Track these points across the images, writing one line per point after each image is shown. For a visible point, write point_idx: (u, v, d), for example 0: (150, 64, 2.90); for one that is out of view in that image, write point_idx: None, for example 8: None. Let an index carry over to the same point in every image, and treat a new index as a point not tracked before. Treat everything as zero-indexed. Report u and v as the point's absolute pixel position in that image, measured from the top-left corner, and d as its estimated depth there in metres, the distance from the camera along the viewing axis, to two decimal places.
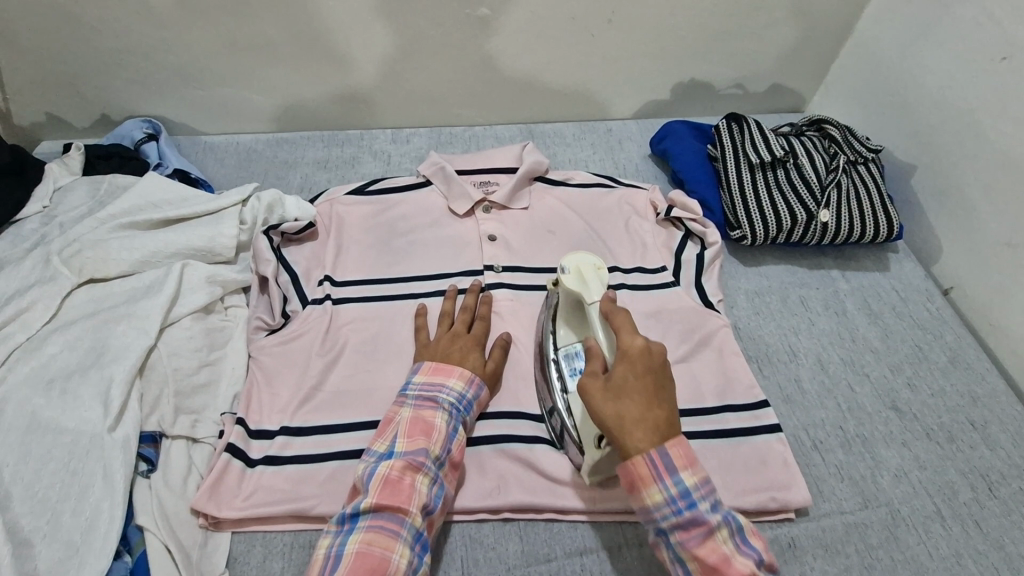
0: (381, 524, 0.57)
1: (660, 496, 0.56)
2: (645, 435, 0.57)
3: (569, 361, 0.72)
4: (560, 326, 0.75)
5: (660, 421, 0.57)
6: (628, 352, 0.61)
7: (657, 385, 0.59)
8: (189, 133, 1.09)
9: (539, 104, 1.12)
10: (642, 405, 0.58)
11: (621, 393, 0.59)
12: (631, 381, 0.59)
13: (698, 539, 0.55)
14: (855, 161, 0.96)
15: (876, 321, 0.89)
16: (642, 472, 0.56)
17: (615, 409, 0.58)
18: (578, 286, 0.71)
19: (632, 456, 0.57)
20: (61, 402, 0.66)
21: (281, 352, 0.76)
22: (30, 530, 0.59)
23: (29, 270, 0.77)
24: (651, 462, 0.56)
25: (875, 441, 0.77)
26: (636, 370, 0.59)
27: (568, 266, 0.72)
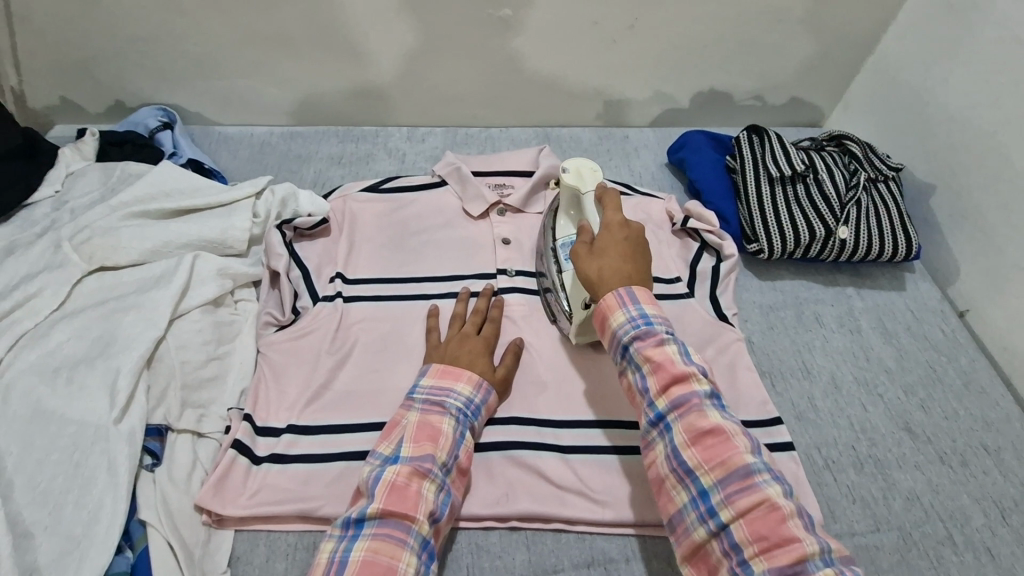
0: (388, 532, 0.55)
1: (625, 320, 0.63)
2: (619, 280, 0.66)
3: (565, 247, 0.80)
4: (560, 218, 0.82)
5: (632, 273, 0.67)
6: (611, 223, 0.70)
7: (633, 250, 0.69)
8: (203, 124, 1.08)
9: (557, 108, 1.11)
10: (619, 257, 0.67)
11: (604, 251, 0.68)
12: (611, 246, 0.69)
13: (738, 478, 0.54)
14: (875, 179, 0.95)
15: (890, 341, 0.88)
16: (610, 304, 0.64)
17: (597, 264, 0.67)
18: (576, 183, 0.79)
19: (604, 295, 0.66)
20: (67, 391, 0.65)
21: (290, 349, 0.75)
22: (31, 522, 0.57)
23: (39, 256, 0.76)
24: (619, 296, 0.64)
25: (888, 463, 0.76)
26: (618, 238, 0.69)
27: (568, 167, 0.80)
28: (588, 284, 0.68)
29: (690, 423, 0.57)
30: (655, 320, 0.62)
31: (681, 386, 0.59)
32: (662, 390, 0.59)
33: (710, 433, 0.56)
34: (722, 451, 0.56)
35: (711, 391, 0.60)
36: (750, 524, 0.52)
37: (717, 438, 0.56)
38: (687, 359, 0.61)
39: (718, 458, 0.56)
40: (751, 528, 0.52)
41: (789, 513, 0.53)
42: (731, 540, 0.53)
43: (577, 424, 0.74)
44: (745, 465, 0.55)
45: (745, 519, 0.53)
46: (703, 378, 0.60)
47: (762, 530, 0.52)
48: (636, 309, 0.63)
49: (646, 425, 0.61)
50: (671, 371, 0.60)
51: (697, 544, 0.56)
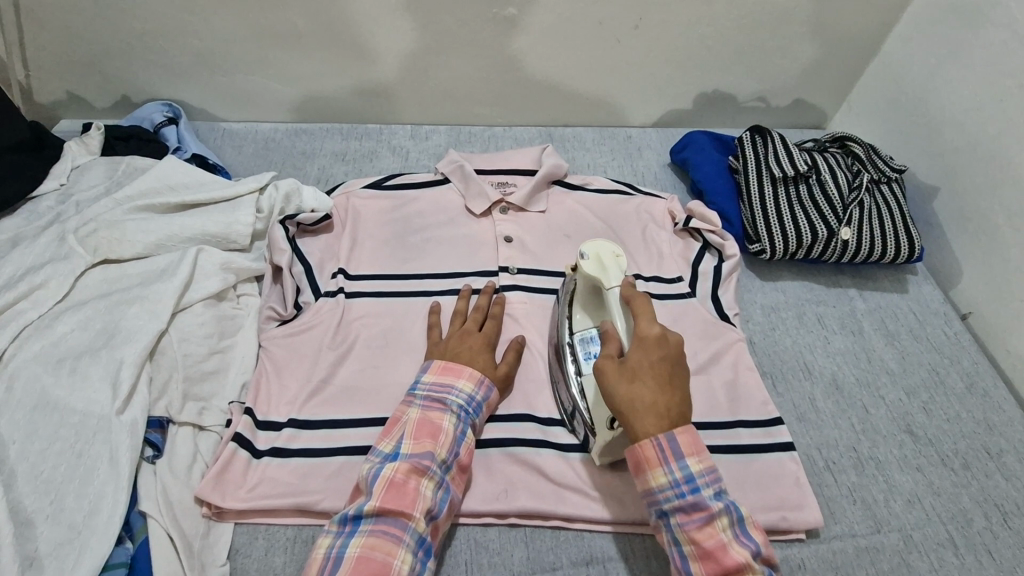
0: (384, 529, 0.56)
1: (664, 479, 0.56)
2: (655, 421, 0.57)
3: (584, 346, 0.72)
4: (577, 310, 0.74)
5: (672, 408, 0.58)
6: (645, 339, 0.61)
7: (671, 372, 0.59)
8: (208, 119, 1.08)
9: (560, 107, 1.11)
10: (655, 388, 0.58)
11: (636, 377, 0.59)
12: (644, 370, 0.59)
13: None
14: (878, 181, 0.95)
15: (892, 343, 0.88)
16: (649, 455, 0.57)
17: (628, 393, 0.59)
18: (597, 273, 0.70)
19: (641, 440, 0.57)
20: (69, 382, 0.65)
21: (291, 343, 0.75)
22: (32, 510, 0.58)
23: (44, 247, 0.76)
24: (659, 446, 0.57)
25: (889, 464, 0.76)
26: (652, 360, 0.59)
27: (588, 252, 0.70)
28: (618, 413, 0.59)
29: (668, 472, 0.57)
30: (699, 481, 0.56)
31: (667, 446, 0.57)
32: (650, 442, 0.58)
33: (684, 487, 0.56)
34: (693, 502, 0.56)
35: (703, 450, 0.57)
36: None
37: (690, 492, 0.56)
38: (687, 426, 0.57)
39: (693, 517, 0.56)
40: None
41: None
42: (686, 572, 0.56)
43: None
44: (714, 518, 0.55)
45: None
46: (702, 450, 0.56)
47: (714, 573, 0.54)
48: (679, 468, 0.56)
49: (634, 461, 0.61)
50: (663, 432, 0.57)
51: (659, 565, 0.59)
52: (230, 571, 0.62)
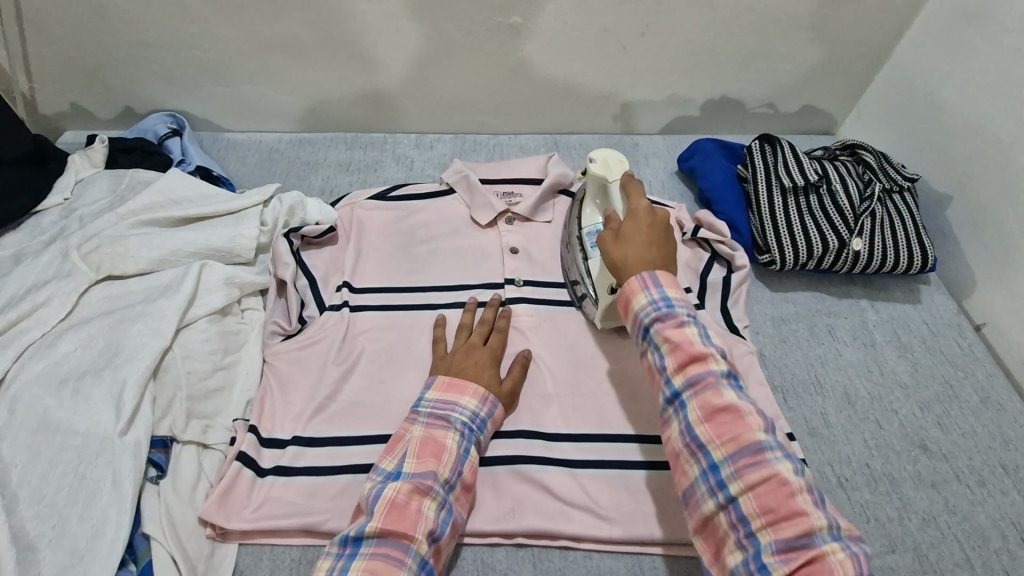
0: (385, 551, 0.54)
1: (645, 300, 0.62)
2: (642, 266, 0.64)
3: (592, 236, 0.83)
4: (587, 207, 0.85)
5: (655, 260, 0.65)
6: (636, 210, 0.70)
7: (659, 236, 0.67)
8: (212, 130, 1.08)
9: (566, 115, 1.10)
10: (644, 245, 0.66)
11: (628, 239, 0.67)
12: (636, 231, 0.67)
13: (733, 427, 0.55)
14: (890, 190, 0.93)
15: (905, 355, 0.87)
16: (634, 289, 0.63)
17: (621, 252, 0.66)
18: (603, 172, 0.81)
19: (628, 279, 0.64)
20: (73, 401, 0.65)
21: (296, 359, 0.75)
22: (35, 535, 0.57)
23: (47, 264, 0.75)
24: (643, 282, 0.63)
25: (903, 481, 0.75)
26: (641, 223, 0.68)
27: (595, 157, 0.81)
28: (612, 272, 0.67)
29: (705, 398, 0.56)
30: (675, 301, 0.61)
31: (699, 365, 0.58)
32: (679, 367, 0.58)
33: (720, 403, 0.56)
34: (736, 429, 0.55)
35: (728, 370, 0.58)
36: (758, 497, 0.52)
37: (731, 416, 0.55)
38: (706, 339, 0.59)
39: (744, 455, 0.54)
40: (760, 501, 0.52)
41: (800, 488, 0.52)
42: (739, 514, 0.53)
43: (586, 439, 0.73)
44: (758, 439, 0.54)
45: (753, 493, 0.52)
46: (721, 358, 0.58)
47: (770, 504, 0.51)
48: (658, 292, 0.62)
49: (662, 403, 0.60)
50: (691, 350, 0.58)
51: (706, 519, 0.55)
52: None
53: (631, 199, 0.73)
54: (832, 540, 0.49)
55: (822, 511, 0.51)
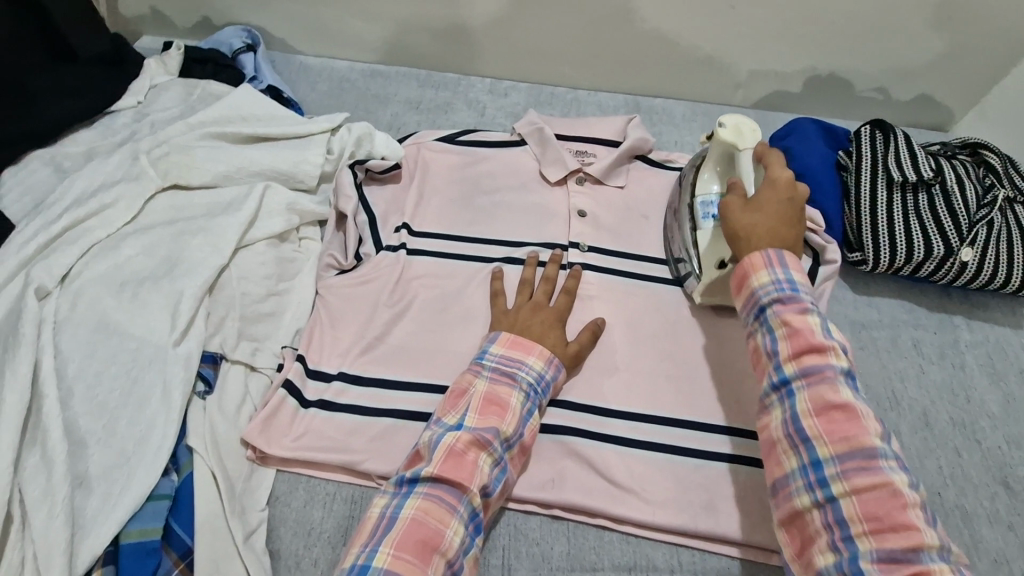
0: (439, 495, 0.53)
1: (768, 279, 0.57)
2: (772, 242, 0.60)
3: (705, 206, 0.76)
4: (703, 173, 0.77)
5: (786, 240, 0.60)
6: (775, 182, 0.63)
7: (794, 214, 0.62)
8: (285, 51, 1.04)
9: (653, 75, 1.02)
10: (773, 220, 0.61)
11: (761, 209, 0.62)
12: (770, 205, 0.62)
13: (848, 435, 0.50)
14: (1013, 198, 0.83)
15: (997, 383, 0.78)
16: (756, 263, 0.59)
17: (748, 220, 0.62)
18: (733, 138, 0.72)
19: (752, 252, 0.60)
20: (131, 306, 0.64)
21: (348, 295, 0.73)
22: (85, 431, 0.58)
23: (117, 165, 0.74)
24: (767, 257, 0.58)
25: (977, 516, 0.68)
26: (781, 198, 0.62)
27: (726, 121, 0.72)
28: (732, 243, 0.62)
29: (832, 430, 0.51)
30: (801, 288, 0.57)
31: (818, 368, 0.53)
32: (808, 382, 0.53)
33: (829, 386, 0.52)
34: (850, 429, 0.51)
35: (869, 415, 0.52)
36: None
37: (870, 473, 0.49)
38: (844, 371, 0.53)
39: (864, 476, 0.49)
40: None
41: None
42: (838, 516, 0.49)
43: (637, 419, 0.69)
44: (872, 439, 0.50)
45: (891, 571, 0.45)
46: (844, 354, 0.54)
47: (876, 510, 0.47)
48: (782, 273, 0.57)
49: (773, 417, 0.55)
50: (816, 356, 0.53)
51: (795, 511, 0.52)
52: (269, 518, 0.61)
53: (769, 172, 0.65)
54: (940, 560, 0.45)
55: None
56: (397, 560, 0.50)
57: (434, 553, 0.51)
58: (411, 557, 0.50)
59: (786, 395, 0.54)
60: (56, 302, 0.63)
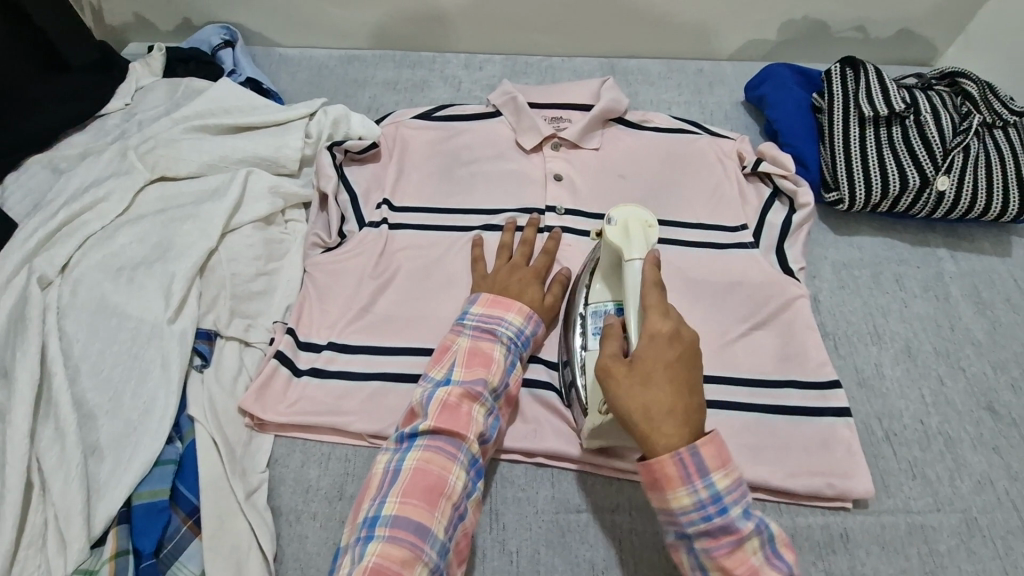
0: (439, 445, 0.56)
1: (659, 407, 0.51)
2: (674, 429, 0.51)
3: (596, 318, 0.66)
4: (596, 280, 0.67)
5: (691, 412, 0.52)
6: (657, 335, 0.54)
7: (686, 378, 0.53)
8: (265, 44, 1.07)
9: (626, 35, 1.02)
10: (671, 392, 0.52)
11: (647, 381, 0.52)
12: (658, 374, 0.52)
13: (733, 547, 0.49)
14: (991, 124, 0.83)
15: (983, 311, 0.78)
16: (670, 474, 0.50)
17: (640, 399, 0.52)
18: (620, 241, 0.61)
19: (662, 455, 0.50)
20: (128, 289, 0.69)
21: (333, 270, 0.76)
22: (94, 405, 0.63)
23: (108, 162, 0.79)
24: (682, 463, 0.50)
25: (960, 441, 0.69)
26: (667, 355, 0.53)
27: (615, 218, 0.62)
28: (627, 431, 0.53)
29: None
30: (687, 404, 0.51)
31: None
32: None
33: (717, 508, 0.49)
34: None
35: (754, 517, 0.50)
36: None
37: None
38: (731, 488, 0.50)
39: None
40: None
41: None
42: None
43: None
44: (743, 536, 0.49)
45: None
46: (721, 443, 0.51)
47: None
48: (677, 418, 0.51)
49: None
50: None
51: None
52: (269, 478, 0.65)
53: (644, 315, 0.55)
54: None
55: None
56: (406, 505, 0.52)
57: (440, 496, 0.53)
58: (419, 501, 0.52)
59: (692, 549, 0.51)
60: (59, 290, 0.68)
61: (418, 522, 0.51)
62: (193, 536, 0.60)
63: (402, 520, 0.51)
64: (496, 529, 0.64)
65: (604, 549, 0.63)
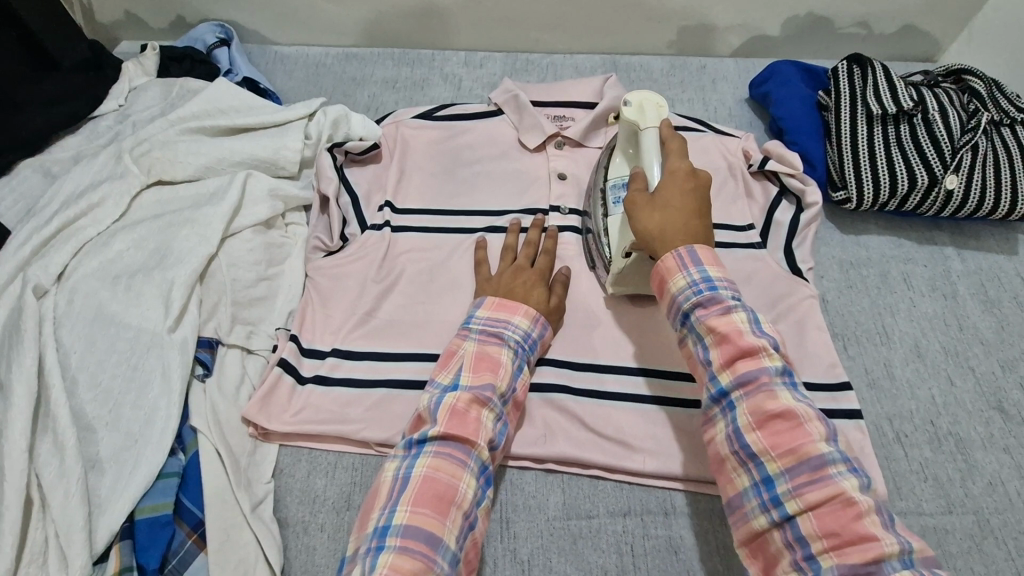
0: (448, 452, 0.54)
1: (684, 282, 0.56)
2: (682, 236, 0.58)
3: (615, 191, 0.72)
4: (615, 156, 0.74)
5: (698, 230, 0.58)
6: (674, 173, 0.61)
7: (697, 202, 0.60)
8: (260, 42, 1.05)
9: (628, 31, 1.01)
10: (682, 212, 0.59)
11: (664, 207, 0.59)
12: (673, 201, 0.59)
13: (764, 390, 0.50)
14: (998, 121, 0.83)
15: (991, 310, 0.78)
16: (669, 265, 0.57)
17: (657, 219, 0.59)
18: (637, 117, 0.68)
19: (666, 253, 0.58)
20: (126, 297, 0.67)
21: (336, 275, 0.74)
22: (93, 417, 0.61)
23: (102, 165, 0.77)
24: (679, 256, 0.57)
25: (971, 442, 0.69)
26: (682, 188, 0.60)
27: (630, 100, 0.68)
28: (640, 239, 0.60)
29: (777, 440, 0.49)
30: (719, 284, 0.55)
31: (779, 418, 0.49)
32: (754, 419, 0.50)
33: (742, 349, 0.52)
34: (794, 437, 0.48)
35: (783, 368, 0.52)
36: (820, 517, 0.46)
37: (788, 422, 0.49)
38: (757, 331, 0.53)
39: (788, 444, 0.48)
40: (820, 524, 0.45)
41: (868, 507, 0.45)
42: (797, 532, 0.46)
43: (621, 372, 0.70)
44: (773, 379, 0.51)
45: (815, 513, 0.46)
46: (776, 353, 0.52)
47: (833, 525, 0.45)
48: (697, 272, 0.56)
49: (728, 453, 0.52)
50: (769, 403, 0.50)
51: (755, 532, 0.49)
52: (275, 489, 0.64)
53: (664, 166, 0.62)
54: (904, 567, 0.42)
55: (894, 535, 0.44)
56: (416, 514, 0.50)
57: (451, 505, 0.52)
58: (430, 510, 0.51)
59: (727, 406, 0.52)
60: (54, 299, 0.66)
61: (429, 532, 0.50)
62: (198, 550, 0.59)
63: (412, 530, 0.49)
64: (506, 537, 0.63)
65: (616, 556, 0.62)
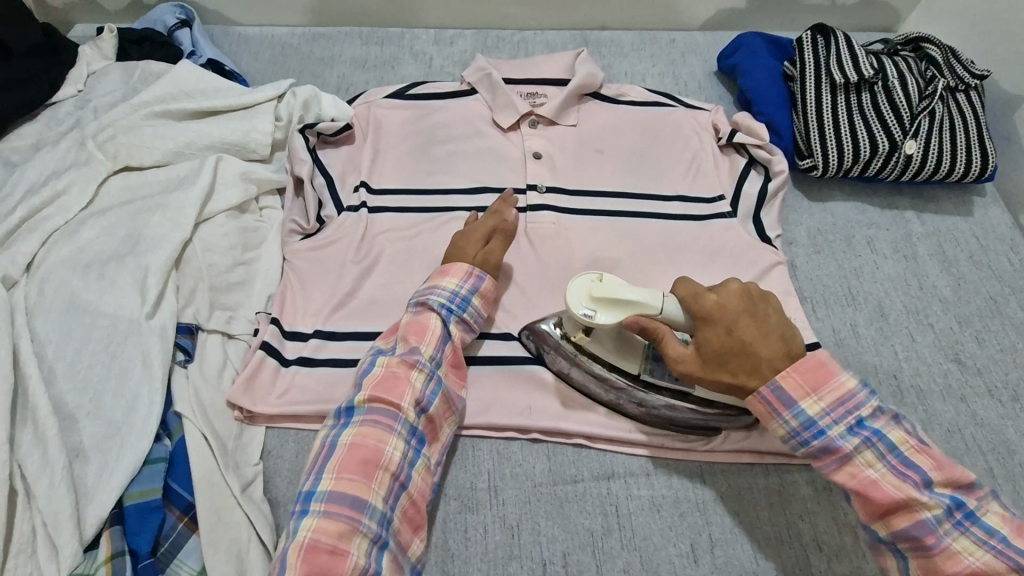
0: (374, 419, 0.58)
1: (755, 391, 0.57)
2: (760, 351, 0.57)
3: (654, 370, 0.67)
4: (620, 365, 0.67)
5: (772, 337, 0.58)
6: (712, 294, 0.60)
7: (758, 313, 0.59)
8: (222, 23, 1.02)
9: (598, 6, 1.01)
10: (750, 326, 0.58)
11: (726, 330, 0.58)
12: (734, 316, 0.59)
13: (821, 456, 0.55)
14: (954, 88, 0.86)
15: (948, 269, 0.82)
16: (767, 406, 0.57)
17: (723, 346, 0.58)
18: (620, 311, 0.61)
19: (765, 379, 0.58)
20: (99, 285, 0.66)
21: (315, 257, 0.74)
22: (73, 407, 0.61)
23: (64, 152, 0.75)
24: (773, 391, 0.57)
25: (930, 394, 0.73)
26: (732, 302, 0.60)
27: (587, 309, 0.61)
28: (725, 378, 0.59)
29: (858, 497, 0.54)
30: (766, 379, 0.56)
31: (863, 491, 0.53)
32: (876, 517, 0.53)
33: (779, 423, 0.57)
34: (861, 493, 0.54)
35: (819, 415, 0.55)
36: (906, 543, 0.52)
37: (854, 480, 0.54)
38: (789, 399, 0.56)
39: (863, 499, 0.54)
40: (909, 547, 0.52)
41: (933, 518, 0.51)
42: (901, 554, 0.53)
43: None
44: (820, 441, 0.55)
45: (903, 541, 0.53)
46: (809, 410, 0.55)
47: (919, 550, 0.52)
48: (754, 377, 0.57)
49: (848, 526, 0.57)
50: (876, 497, 0.53)
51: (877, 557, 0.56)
52: (263, 470, 0.64)
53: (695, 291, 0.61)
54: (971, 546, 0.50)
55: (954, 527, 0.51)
56: (341, 480, 0.55)
57: (376, 468, 0.56)
58: (355, 476, 0.55)
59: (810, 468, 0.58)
60: (25, 290, 0.65)
61: (353, 496, 0.54)
62: (190, 532, 0.59)
63: (336, 495, 0.54)
64: (495, 504, 0.65)
65: (602, 517, 0.65)
